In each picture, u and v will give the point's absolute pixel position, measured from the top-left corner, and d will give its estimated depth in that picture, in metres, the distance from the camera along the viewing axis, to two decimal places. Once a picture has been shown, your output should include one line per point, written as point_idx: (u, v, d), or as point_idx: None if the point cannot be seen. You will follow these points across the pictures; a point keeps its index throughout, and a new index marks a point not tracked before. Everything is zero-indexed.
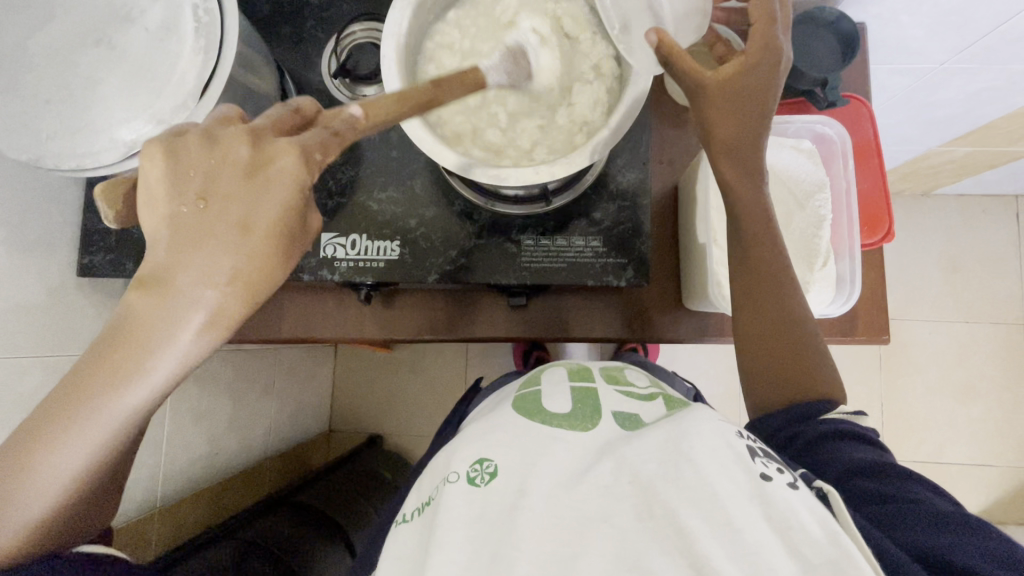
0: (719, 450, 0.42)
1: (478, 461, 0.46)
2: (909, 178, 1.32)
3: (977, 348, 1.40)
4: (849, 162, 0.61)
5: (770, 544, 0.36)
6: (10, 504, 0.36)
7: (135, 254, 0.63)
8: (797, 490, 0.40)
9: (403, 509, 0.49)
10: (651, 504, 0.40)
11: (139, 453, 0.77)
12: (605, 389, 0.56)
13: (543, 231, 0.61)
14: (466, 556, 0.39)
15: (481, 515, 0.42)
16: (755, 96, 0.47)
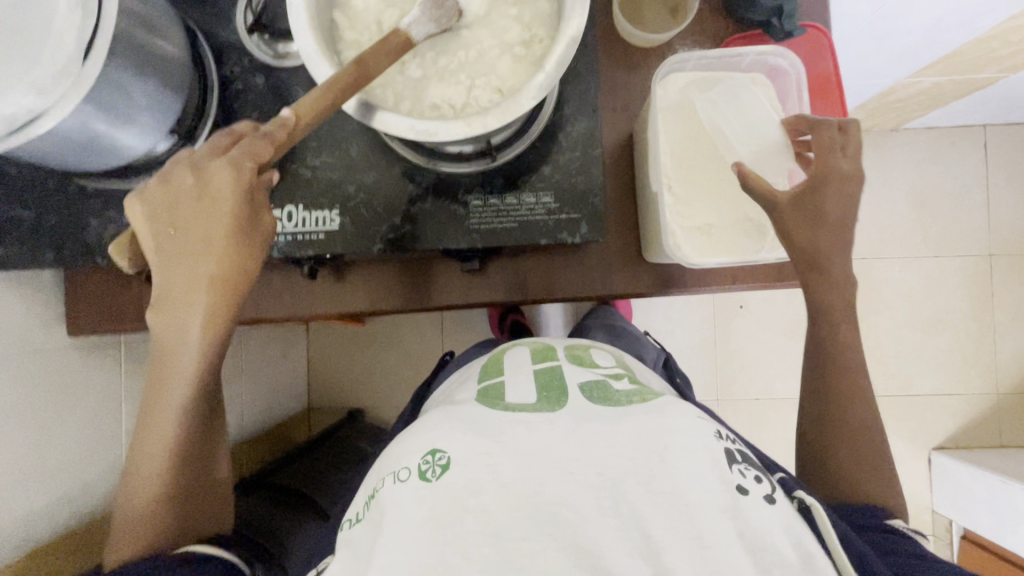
0: (696, 452, 0.43)
1: (430, 453, 0.44)
2: (877, 114, 1.30)
3: (945, 281, 1.41)
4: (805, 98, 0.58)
5: (741, 562, 0.38)
6: (133, 489, 0.51)
7: (53, 243, 0.59)
8: (771, 505, 0.42)
9: (351, 510, 0.47)
10: (618, 501, 0.41)
11: (95, 449, 0.74)
12: (569, 369, 0.56)
13: (490, 189, 0.58)
14: (412, 555, 0.38)
15: (438, 510, 0.40)
16: (832, 212, 0.54)
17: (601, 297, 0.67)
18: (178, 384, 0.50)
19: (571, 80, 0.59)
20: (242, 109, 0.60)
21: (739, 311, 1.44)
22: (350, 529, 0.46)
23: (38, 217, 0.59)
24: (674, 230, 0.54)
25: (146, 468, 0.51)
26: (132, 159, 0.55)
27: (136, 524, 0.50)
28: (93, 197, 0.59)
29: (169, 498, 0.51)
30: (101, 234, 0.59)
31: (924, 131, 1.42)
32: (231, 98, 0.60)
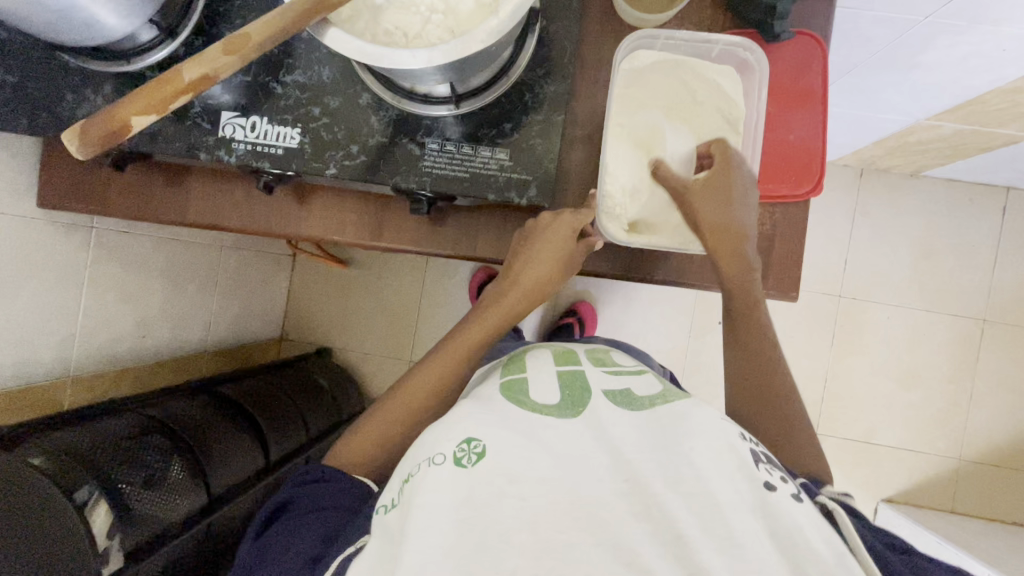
0: (722, 454, 0.45)
1: (465, 441, 0.46)
2: (895, 154, 1.26)
3: (931, 338, 1.39)
4: (763, 95, 0.59)
5: (772, 562, 0.39)
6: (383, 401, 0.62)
7: (31, 111, 0.61)
8: (799, 503, 0.44)
9: (388, 496, 0.48)
10: (649, 505, 0.42)
11: (48, 321, 0.77)
12: (592, 370, 0.55)
13: (448, 135, 0.59)
14: (448, 543, 0.41)
15: (468, 499, 0.43)
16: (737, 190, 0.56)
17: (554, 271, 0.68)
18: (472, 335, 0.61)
19: (548, 43, 0.59)
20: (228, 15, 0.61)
21: (716, 327, 1.43)
22: (386, 514, 0.47)
23: (19, 83, 0.61)
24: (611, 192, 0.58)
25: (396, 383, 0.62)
26: (115, 40, 0.56)
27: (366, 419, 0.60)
28: (75, 75, 0.61)
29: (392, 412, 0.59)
30: (75, 110, 0.61)
31: (943, 183, 1.38)
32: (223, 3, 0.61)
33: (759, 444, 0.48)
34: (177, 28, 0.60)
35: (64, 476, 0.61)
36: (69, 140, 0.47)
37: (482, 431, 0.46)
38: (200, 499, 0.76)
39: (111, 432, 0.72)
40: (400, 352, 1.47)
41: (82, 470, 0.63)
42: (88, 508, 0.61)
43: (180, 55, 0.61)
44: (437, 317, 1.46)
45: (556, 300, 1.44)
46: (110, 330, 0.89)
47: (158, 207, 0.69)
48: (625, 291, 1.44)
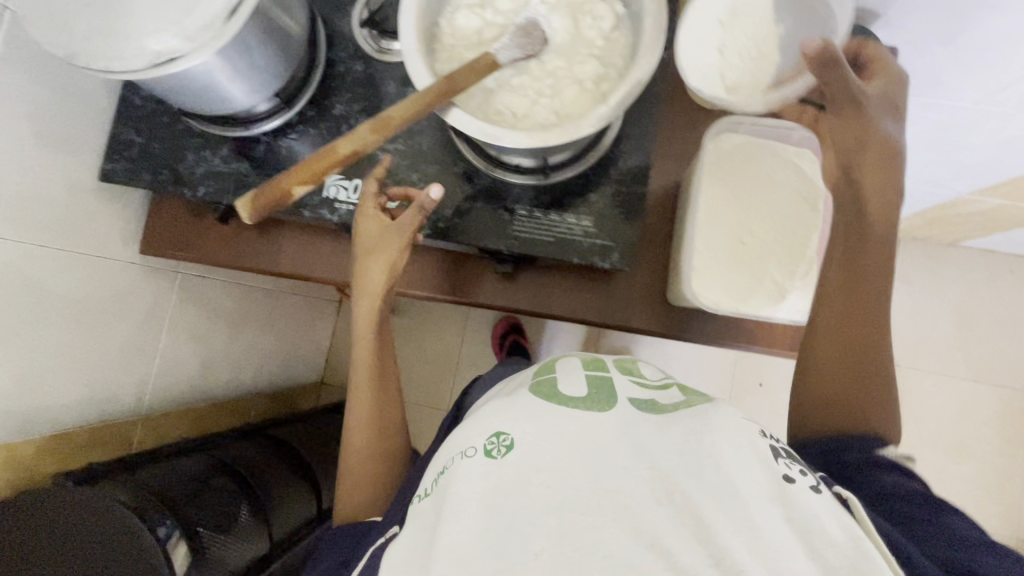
0: (743, 451, 0.42)
1: (497, 434, 0.46)
2: (936, 224, 1.29)
3: (979, 408, 1.36)
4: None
5: (791, 543, 0.37)
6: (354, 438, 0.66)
7: (154, 169, 0.67)
8: (820, 495, 0.41)
9: (423, 484, 0.50)
10: (669, 490, 0.40)
11: (131, 362, 0.80)
12: (620, 379, 0.50)
13: (537, 203, 0.63)
14: (480, 524, 0.41)
15: (498, 486, 0.42)
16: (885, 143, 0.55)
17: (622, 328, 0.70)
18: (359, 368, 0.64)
19: (630, 121, 0.64)
20: (338, 89, 0.68)
21: (758, 389, 1.42)
22: (420, 501, 0.48)
23: (146, 143, 0.67)
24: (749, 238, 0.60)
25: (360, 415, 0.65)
26: (233, 111, 0.62)
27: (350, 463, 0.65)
28: (197, 137, 0.67)
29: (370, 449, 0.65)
30: (194, 169, 0.67)
31: (982, 253, 1.40)
32: (333, 78, 0.68)
33: (781, 441, 0.45)
34: (293, 100, 0.66)
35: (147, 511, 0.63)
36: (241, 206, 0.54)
37: (512, 425, 0.45)
38: (262, 544, 0.76)
39: (183, 471, 0.73)
40: (437, 400, 1.48)
41: (161, 506, 0.65)
42: (172, 544, 0.62)
43: (292, 123, 0.67)
44: (476, 366, 1.48)
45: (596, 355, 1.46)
46: (180, 370, 0.92)
47: (251, 256, 0.74)
48: (663, 348, 1.45)
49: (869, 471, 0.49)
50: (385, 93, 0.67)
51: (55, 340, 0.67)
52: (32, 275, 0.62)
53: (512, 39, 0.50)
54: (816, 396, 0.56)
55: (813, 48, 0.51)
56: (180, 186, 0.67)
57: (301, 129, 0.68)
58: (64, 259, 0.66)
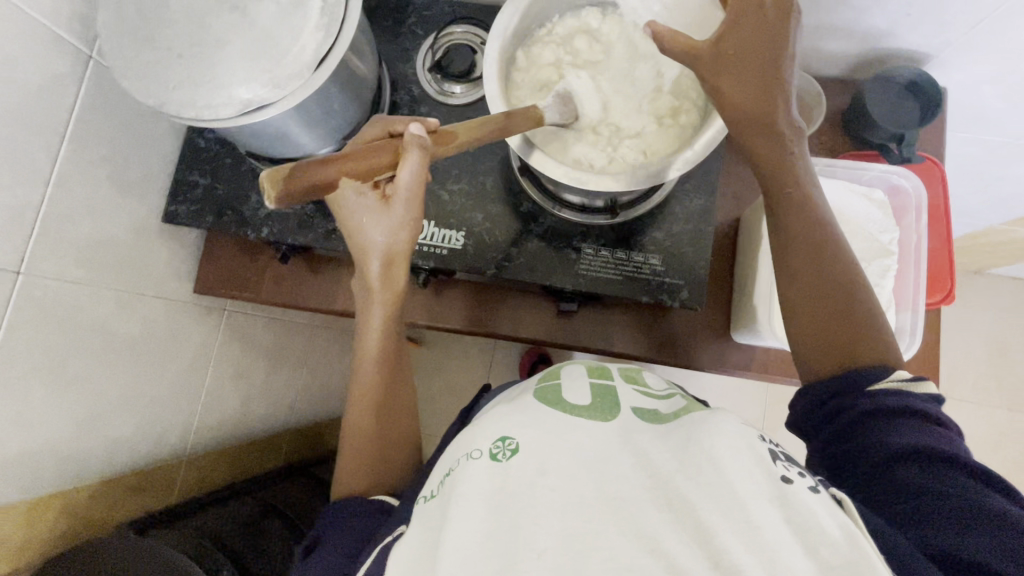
0: (740, 451, 0.36)
1: (502, 439, 0.41)
2: (964, 253, 1.30)
3: (1016, 437, 1.35)
4: (922, 217, 0.61)
5: (790, 546, 0.32)
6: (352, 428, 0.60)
7: (217, 210, 0.67)
8: (820, 495, 0.35)
9: (428, 486, 0.45)
10: (670, 496, 0.35)
11: (178, 401, 0.79)
12: (626, 391, 0.47)
13: (603, 242, 0.63)
14: (485, 526, 0.35)
15: (501, 491, 0.37)
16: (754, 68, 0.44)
17: (683, 366, 0.69)
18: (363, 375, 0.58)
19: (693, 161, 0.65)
20: None
21: None
22: (425, 504, 0.43)
23: (210, 184, 0.68)
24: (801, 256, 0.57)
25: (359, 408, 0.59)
26: (297, 153, 0.63)
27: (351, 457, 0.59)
28: (260, 178, 0.68)
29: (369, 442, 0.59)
30: (257, 209, 0.67)
31: (1009, 280, 1.40)
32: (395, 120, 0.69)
33: (779, 443, 0.39)
34: None
35: (204, 557, 0.62)
36: (267, 182, 0.37)
37: (517, 429, 0.41)
38: None
39: (236, 516, 0.72)
40: None
41: (217, 552, 0.64)
42: None
43: None
44: None
45: None
46: (222, 409, 0.90)
47: (307, 294, 0.74)
48: (694, 379, 1.44)
49: (874, 427, 0.44)
50: None
51: (112, 381, 0.66)
52: (94, 315, 0.61)
53: (552, 102, 0.52)
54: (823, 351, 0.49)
55: (658, 32, 0.44)
56: (242, 226, 0.67)
57: None
58: (125, 299, 0.66)
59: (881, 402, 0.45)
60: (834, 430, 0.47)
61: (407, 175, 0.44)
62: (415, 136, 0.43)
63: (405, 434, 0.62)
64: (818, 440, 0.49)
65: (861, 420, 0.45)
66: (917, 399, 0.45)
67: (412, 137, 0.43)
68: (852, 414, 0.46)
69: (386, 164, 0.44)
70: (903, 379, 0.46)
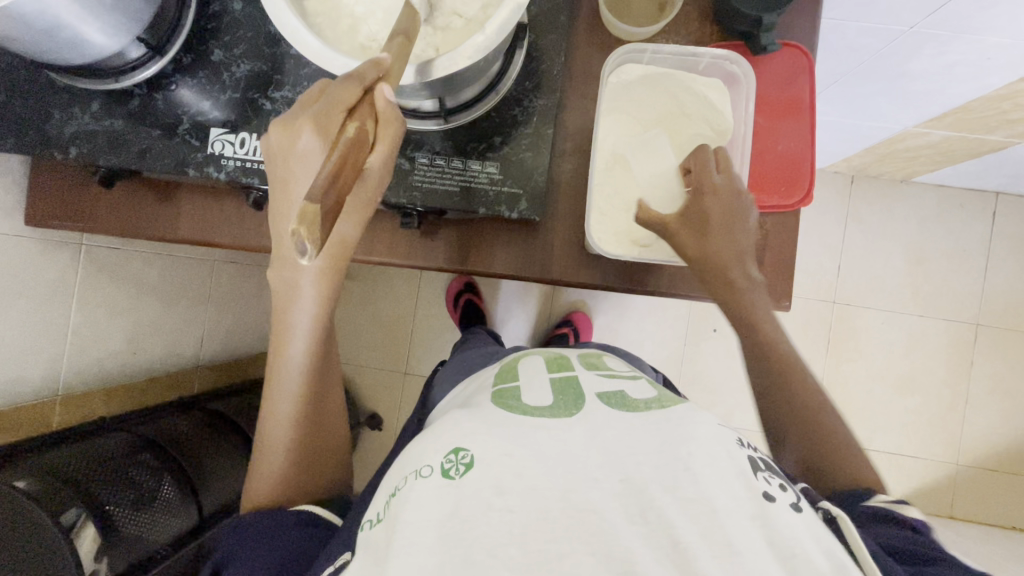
0: (719, 459, 0.44)
1: (453, 452, 0.45)
2: (886, 160, 1.27)
3: (926, 342, 1.39)
4: (751, 104, 0.60)
5: (771, 571, 0.38)
6: (270, 434, 0.58)
7: (17, 130, 0.60)
8: (801, 514, 0.43)
9: (374, 510, 0.48)
10: (644, 507, 0.41)
11: (34, 340, 0.76)
12: (586, 375, 0.57)
13: (438, 150, 0.58)
14: (437, 559, 0.39)
15: (455, 510, 0.42)
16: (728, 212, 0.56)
17: (542, 279, 0.67)
18: (285, 404, 0.58)
19: (537, 58, 0.59)
20: (216, 32, 0.61)
21: (712, 335, 1.44)
22: (371, 529, 0.47)
23: (6, 102, 0.60)
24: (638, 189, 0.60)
25: (283, 416, 0.58)
26: (98, 57, 0.55)
27: (278, 470, 0.58)
28: (62, 92, 0.61)
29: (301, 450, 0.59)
30: (63, 128, 0.61)
31: (934, 188, 1.39)
32: (209, 18, 0.61)
33: (756, 451, 0.48)
34: (167, 46, 0.59)
35: (46, 497, 0.60)
36: (308, 233, 0.31)
37: (470, 440, 0.46)
38: (190, 518, 0.75)
39: (96, 451, 0.71)
40: (395, 362, 1.47)
41: (66, 490, 0.62)
42: (76, 530, 0.60)
43: (169, 72, 0.61)
44: (432, 327, 1.47)
45: (551, 310, 1.45)
46: (98, 347, 0.87)
47: (149, 222, 0.70)
48: (619, 299, 1.45)
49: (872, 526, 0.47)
50: (270, 35, 0.61)
51: None
52: None
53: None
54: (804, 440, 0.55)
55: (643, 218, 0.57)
56: (46, 148, 0.61)
57: (179, 80, 0.61)
58: None
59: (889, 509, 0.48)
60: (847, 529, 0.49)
61: (380, 153, 0.43)
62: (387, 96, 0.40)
63: (334, 454, 0.64)
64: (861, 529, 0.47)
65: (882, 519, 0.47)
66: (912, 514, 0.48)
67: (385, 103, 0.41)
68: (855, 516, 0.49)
69: (362, 158, 0.38)
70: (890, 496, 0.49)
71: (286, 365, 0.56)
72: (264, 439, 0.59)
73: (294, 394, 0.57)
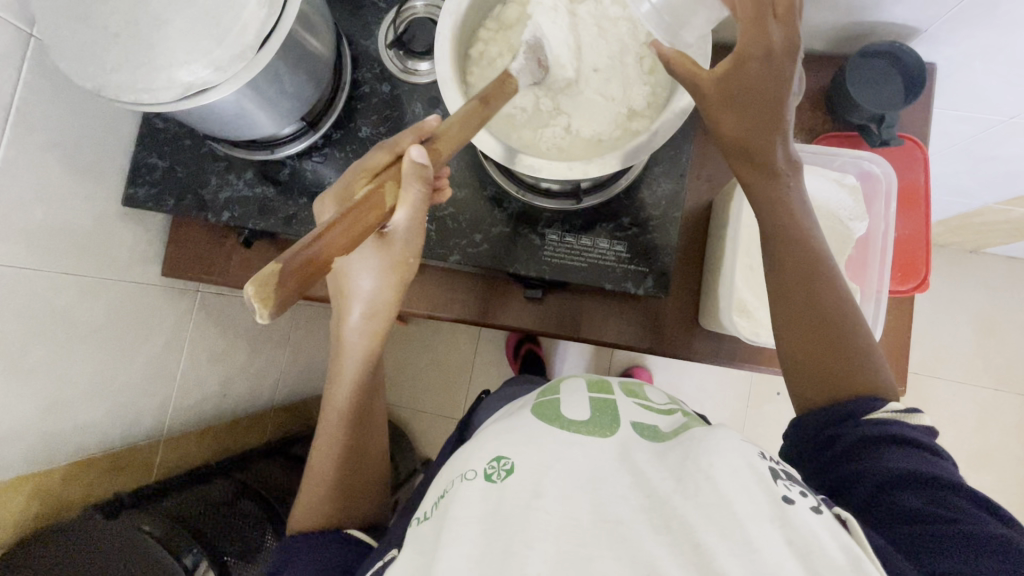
0: (740, 469, 0.41)
1: (496, 459, 0.46)
2: (959, 232, 1.27)
3: (999, 417, 1.35)
4: (891, 204, 0.59)
5: (789, 566, 0.35)
6: (316, 458, 0.58)
7: (177, 193, 0.66)
8: (820, 516, 0.39)
9: (421, 509, 0.50)
10: (667, 518, 0.39)
11: (152, 383, 0.79)
12: (624, 400, 0.55)
13: (568, 228, 0.62)
14: (479, 549, 0.39)
15: (496, 511, 0.41)
16: (769, 105, 0.44)
17: (653, 351, 0.68)
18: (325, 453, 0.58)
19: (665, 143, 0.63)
20: (363, 111, 0.66)
21: (775, 398, 1.42)
22: (420, 525, 0.48)
23: (171, 168, 0.66)
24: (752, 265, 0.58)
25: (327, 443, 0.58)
26: (262, 135, 0.61)
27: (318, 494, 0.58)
28: (220, 160, 0.66)
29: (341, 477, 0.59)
30: (218, 193, 0.66)
31: (1005, 260, 1.38)
32: (357, 98, 0.67)
33: (780, 462, 0.44)
34: (319, 122, 0.64)
35: (171, 539, 0.64)
36: (257, 296, 0.28)
37: (512, 449, 0.46)
38: None
39: (207, 497, 0.74)
40: (451, 410, 1.47)
41: (187, 533, 0.66)
42: (197, 572, 0.63)
43: (317, 145, 0.66)
44: (490, 376, 1.48)
45: (611, 364, 1.45)
46: (200, 390, 0.90)
47: None
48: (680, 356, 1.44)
49: (871, 453, 0.45)
50: (412, 114, 0.66)
51: (82, 366, 0.66)
52: (54, 303, 0.61)
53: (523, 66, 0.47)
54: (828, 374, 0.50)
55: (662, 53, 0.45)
56: (201, 209, 0.66)
57: (326, 152, 0.66)
58: (85, 285, 0.65)
59: (875, 432, 0.46)
60: (835, 456, 0.47)
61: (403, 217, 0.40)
62: (414, 164, 0.38)
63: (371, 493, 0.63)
64: (813, 467, 0.50)
65: (854, 450, 0.46)
66: (909, 428, 0.46)
67: (411, 166, 0.38)
68: (846, 440, 0.47)
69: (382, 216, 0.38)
70: (893, 409, 0.47)
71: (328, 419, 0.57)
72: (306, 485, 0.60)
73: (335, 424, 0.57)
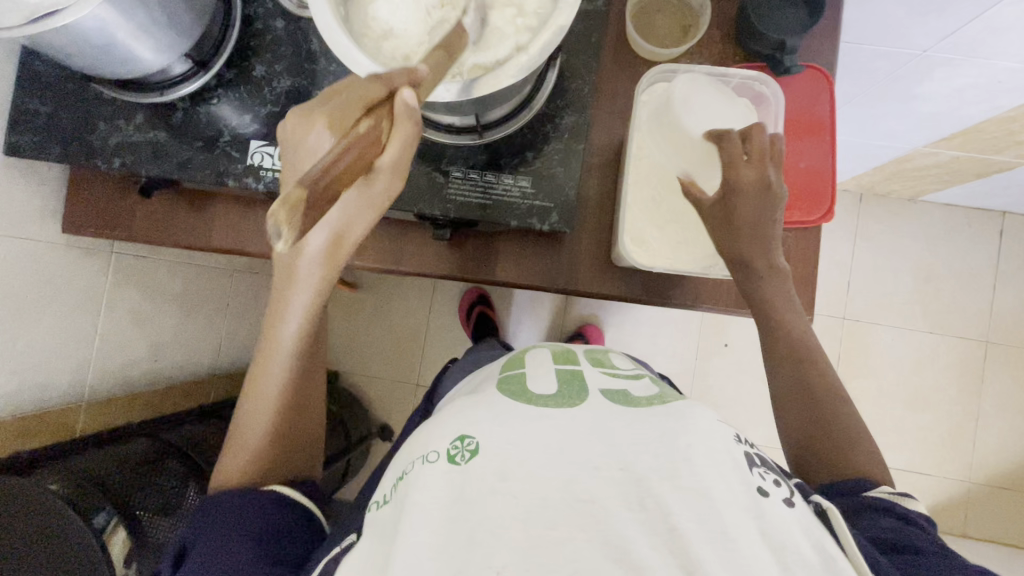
0: (719, 454, 0.41)
1: (459, 439, 0.43)
2: (895, 178, 1.29)
3: (937, 359, 1.40)
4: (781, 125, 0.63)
5: (765, 559, 0.36)
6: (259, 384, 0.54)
7: (62, 141, 0.62)
8: (794, 508, 0.40)
9: (380, 493, 0.47)
10: (643, 495, 0.39)
11: (65, 346, 0.76)
12: (592, 369, 0.52)
13: (472, 164, 0.60)
14: (438, 539, 0.38)
15: (459, 496, 0.40)
16: (770, 213, 0.55)
17: (570, 292, 0.68)
18: (268, 392, 0.54)
19: (569, 75, 0.61)
20: (257, 49, 0.64)
21: (723, 350, 1.45)
22: (379, 511, 0.46)
23: (53, 114, 0.62)
24: (656, 196, 0.62)
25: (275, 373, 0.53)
26: (149, 73, 0.57)
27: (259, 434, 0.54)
28: (107, 105, 0.63)
29: (285, 418, 0.55)
30: (107, 139, 0.63)
31: (941, 207, 1.41)
32: (251, 36, 0.64)
33: (753, 448, 0.45)
34: (210, 61, 0.61)
35: (81, 500, 0.63)
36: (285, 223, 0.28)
37: (475, 427, 0.43)
38: None
39: (126, 457, 0.74)
40: (406, 374, 1.47)
41: (100, 494, 0.65)
42: (106, 530, 0.63)
43: (210, 87, 0.63)
44: (443, 338, 1.48)
45: (564, 321, 1.46)
46: (123, 356, 0.88)
47: (181, 230, 0.71)
48: (631, 312, 1.45)
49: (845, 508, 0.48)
50: (309, 52, 0.64)
51: None
52: None
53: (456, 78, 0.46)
54: (795, 386, 0.57)
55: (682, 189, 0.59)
56: (90, 158, 0.63)
57: (221, 94, 0.63)
58: None
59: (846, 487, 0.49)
60: None
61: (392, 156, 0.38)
62: (407, 104, 0.35)
63: (308, 433, 0.59)
64: None
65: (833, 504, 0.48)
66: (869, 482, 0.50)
67: (405, 109, 0.36)
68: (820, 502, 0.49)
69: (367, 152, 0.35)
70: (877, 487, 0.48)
71: (279, 335, 0.52)
72: (246, 408, 0.55)
73: (287, 354, 0.53)
